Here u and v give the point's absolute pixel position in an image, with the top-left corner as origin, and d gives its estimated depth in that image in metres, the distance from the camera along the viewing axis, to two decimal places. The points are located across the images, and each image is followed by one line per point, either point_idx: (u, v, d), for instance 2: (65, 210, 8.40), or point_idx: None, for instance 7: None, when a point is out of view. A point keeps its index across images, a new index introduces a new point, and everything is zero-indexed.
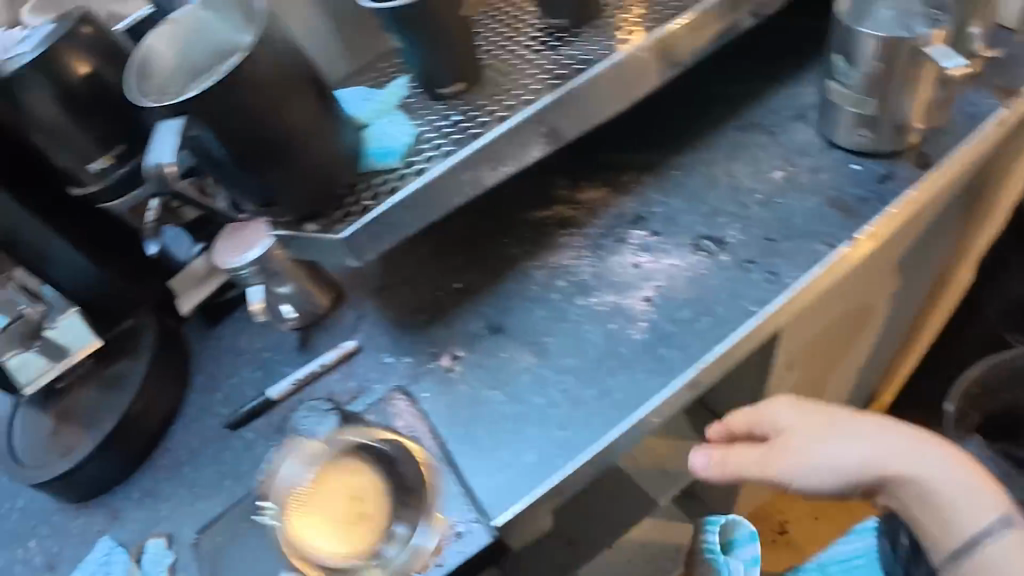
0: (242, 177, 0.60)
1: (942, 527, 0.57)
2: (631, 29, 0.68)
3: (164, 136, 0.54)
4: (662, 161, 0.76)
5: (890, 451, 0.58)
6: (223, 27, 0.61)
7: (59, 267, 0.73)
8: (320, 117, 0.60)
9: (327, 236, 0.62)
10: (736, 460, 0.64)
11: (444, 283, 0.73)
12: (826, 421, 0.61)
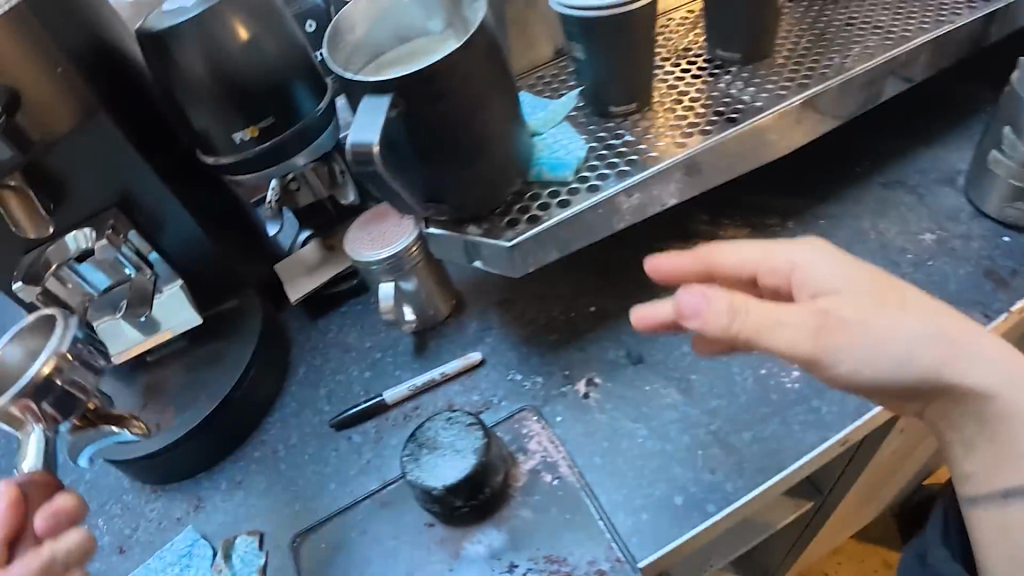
0: (421, 171, 0.56)
1: (1011, 470, 0.47)
2: (799, 79, 0.69)
3: (368, 112, 0.50)
4: (807, 209, 0.74)
5: (984, 371, 0.47)
6: (415, 14, 0.58)
7: (173, 235, 0.71)
8: (508, 117, 0.57)
9: (493, 243, 0.58)
10: (807, 317, 0.45)
11: (578, 305, 0.70)
12: (882, 301, 0.46)
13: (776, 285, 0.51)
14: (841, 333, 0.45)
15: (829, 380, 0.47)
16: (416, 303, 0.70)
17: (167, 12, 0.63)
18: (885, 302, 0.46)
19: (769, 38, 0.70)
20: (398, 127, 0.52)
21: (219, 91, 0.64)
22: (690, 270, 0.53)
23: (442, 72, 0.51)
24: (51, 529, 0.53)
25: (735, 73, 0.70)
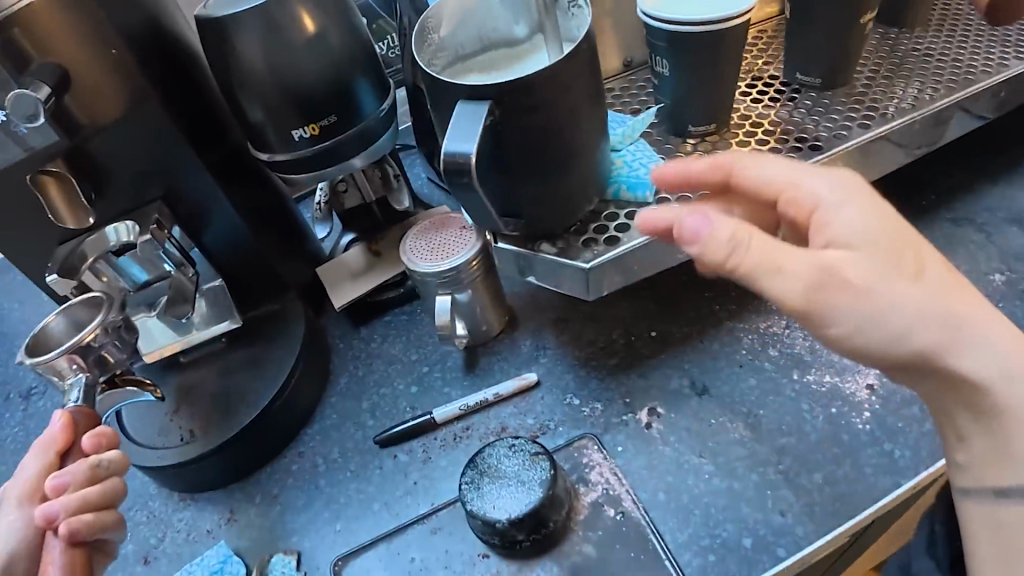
0: (506, 185, 0.53)
1: (1004, 464, 0.41)
2: (878, 108, 0.67)
3: (465, 118, 0.46)
4: None
5: (981, 360, 0.40)
6: (501, 16, 0.55)
7: (217, 232, 0.67)
8: (597, 135, 0.54)
9: (571, 263, 0.56)
10: (788, 259, 0.40)
11: (638, 330, 0.67)
12: (900, 265, 0.40)
13: (797, 218, 0.44)
14: (834, 290, 0.39)
15: (823, 337, 0.42)
16: (470, 318, 0.67)
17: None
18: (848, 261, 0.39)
19: (851, 65, 0.68)
20: (489, 137, 0.50)
21: (282, 85, 0.61)
22: (705, 177, 0.49)
23: (543, 83, 0.48)
24: (95, 447, 0.55)
25: (813, 99, 0.69)
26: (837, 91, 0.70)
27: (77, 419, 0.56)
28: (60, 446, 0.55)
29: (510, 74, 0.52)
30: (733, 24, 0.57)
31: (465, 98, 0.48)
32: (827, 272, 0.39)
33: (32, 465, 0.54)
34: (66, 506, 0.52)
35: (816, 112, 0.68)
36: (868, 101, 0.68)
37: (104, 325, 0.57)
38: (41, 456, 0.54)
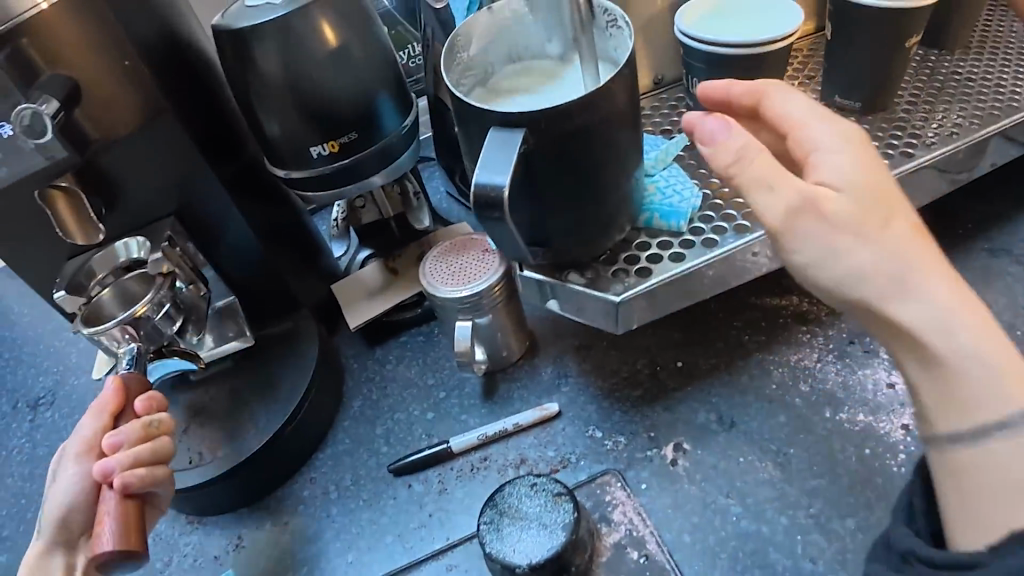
0: (536, 215, 0.51)
1: (954, 414, 0.36)
2: (920, 135, 0.65)
3: (497, 146, 0.44)
4: None
5: (928, 327, 0.36)
6: (534, 35, 0.53)
7: (229, 248, 0.65)
8: (632, 166, 0.52)
9: (600, 295, 0.53)
10: (772, 175, 0.38)
11: (663, 359, 0.65)
12: (875, 210, 0.37)
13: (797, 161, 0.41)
14: (803, 214, 0.37)
15: (785, 264, 0.40)
16: (490, 343, 0.65)
17: (250, 7, 0.57)
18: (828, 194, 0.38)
19: (893, 89, 0.66)
20: (521, 167, 0.47)
21: (301, 100, 0.59)
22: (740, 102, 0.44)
23: (581, 112, 0.46)
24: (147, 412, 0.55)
25: (852, 124, 0.67)
26: (876, 116, 0.67)
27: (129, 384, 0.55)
28: (114, 410, 0.54)
29: (541, 97, 0.50)
30: (778, 46, 0.55)
31: (497, 126, 0.45)
32: (803, 194, 0.37)
33: (87, 428, 0.53)
34: (122, 463, 0.51)
35: None
36: (909, 128, 0.66)
37: (152, 300, 0.57)
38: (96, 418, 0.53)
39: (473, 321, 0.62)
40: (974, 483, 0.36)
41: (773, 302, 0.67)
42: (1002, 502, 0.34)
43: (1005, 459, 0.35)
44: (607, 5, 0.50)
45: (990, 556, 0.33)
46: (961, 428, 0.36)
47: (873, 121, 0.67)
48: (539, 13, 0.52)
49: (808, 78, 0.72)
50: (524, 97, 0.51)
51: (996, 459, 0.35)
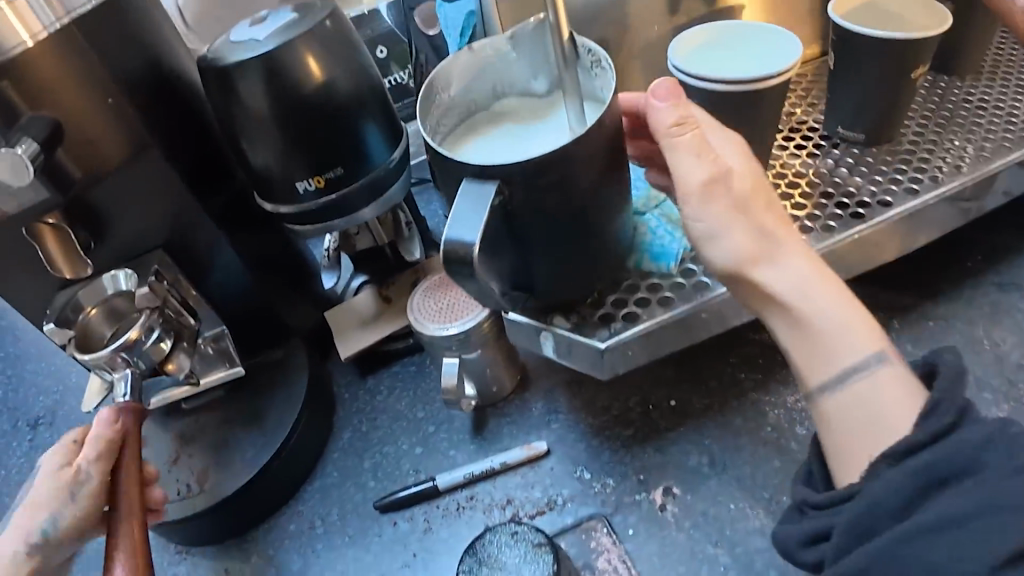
0: (519, 262, 0.49)
1: (821, 364, 0.45)
2: (927, 168, 0.62)
3: (471, 200, 0.43)
4: (910, 305, 0.68)
5: (795, 284, 0.46)
6: (519, 70, 0.51)
7: (219, 280, 0.65)
8: (618, 211, 0.51)
9: (585, 341, 0.52)
10: (701, 150, 0.47)
11: (656, 397, 0.64)
12: (763, 198, 0.48)
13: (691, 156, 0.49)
14: (716, 188, 0.46)
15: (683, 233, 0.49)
16: (479, 378, 0.64)
17: (235, 42, 0.57)
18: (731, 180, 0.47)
19: (898, 120, 0.64)
20: (499, 216, 0.46)
21: (287, 133, 0.58)
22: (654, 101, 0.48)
23: (559, 162, 0.44)
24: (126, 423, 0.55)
25: (855, 157, 0.65)
26: (881, 147, 0.65)
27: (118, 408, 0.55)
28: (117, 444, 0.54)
29: (523, 144, 0.49)
30: (773, 83, 0.53)
31: (471, 177, 0.44)
32: (719, 172, 0.46)
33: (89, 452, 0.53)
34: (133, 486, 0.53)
35: (860, 171, 0.63)
36: (916, 160, 0.63)
37: (144, 325, 0.58)
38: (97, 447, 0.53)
39: (460, 358, 0.61)
40: (839, 419, 0.44)
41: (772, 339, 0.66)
42: (863, 429, 0.42)
43: (865, 394, 0.43)
44: (594, 45, 0.48)
45: (867, 480, 0.39)
46: (829, 374, 0.44)
47: (880, 153, 0.65)
48: (524, 49, 0.50)
49: (809, 106, 0.70)
50: (506, 142, 0.49)
51: (856, 395, 0.43)
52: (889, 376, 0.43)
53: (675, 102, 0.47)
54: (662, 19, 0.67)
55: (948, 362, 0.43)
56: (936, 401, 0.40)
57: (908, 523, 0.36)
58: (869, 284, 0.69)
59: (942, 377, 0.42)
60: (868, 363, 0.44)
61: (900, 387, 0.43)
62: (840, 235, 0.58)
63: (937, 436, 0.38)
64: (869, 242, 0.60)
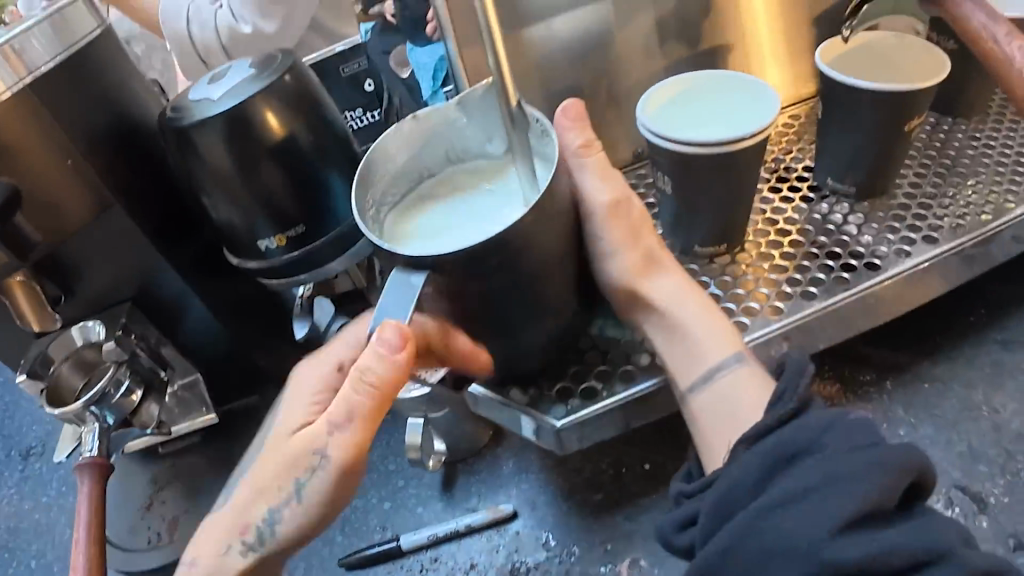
0: (466, 342, 0.48)
1: (688, 365, 0.49)
2: (922, 225, 0.58)
3: (396, 294, 0.42)
4: (905, 364, 0.64)
5: (667, 291, 0.51)
6: (470, 135, 0.51)
7: (193, 333, 0.63)
8: (572, 291, 0.49)
9: (540, 418, 0.51)
10: (604, 174, 0.51)
11: (629, 460, 0.62)
12: (648, 221, 0.53)
13: None
14: (619, 209, 0.50)
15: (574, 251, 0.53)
16: (449, 435, 0.62)
17: (193, 101, 0.56)
18: (629, 205, 0.52)
19: (894, 171, 0.59)
20: (437, 302, 0.44)
21: (246, 191, 0.57)
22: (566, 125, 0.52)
23: (499, 250, 0.42)
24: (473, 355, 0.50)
25: (845, 209, 0.60)
26: (875, 200, 0.61)
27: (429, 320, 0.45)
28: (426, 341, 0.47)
29: (476, 211, 0.49)
30: (746, 145, 0.50)
31: (401, 266, 0.43)
32: (622, 194, 0.51)
33: (375, 368, 0.44)
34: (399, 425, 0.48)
35: (853, 225, 0.59)
36: (910, 215, 0.59)
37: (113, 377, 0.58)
38: (393, 350, 0.43)
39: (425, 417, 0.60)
40: (704, 417, 0.48)
41: None
42: (725, 424, 0.46)
43: (725, 391, 0.47)
44: (536, 114, 0.46)
45: (729, 465, 0.42)
46: (696, 375, 0.49)
47: (877, 205, 0.60)
48: (474, 116, 0.49)
49: (802, 148, 0.66)
50: (452, 212, 0.49)
51: (718, 392, 0.48)
52: (746, 375, 0.48)
53: (583, 126, 0.52)
54: (647, 62, 0.64)
55: (796, 360, 0.45)
56: (782, 389, 0.43)
57: (763, 501, 0.39)
58: (862, 340, 0.66)
59: (788, 371, 0.44)
60: (729, 362, 0.48)
61: (755, 382, 0.47)
62: (828, 301, 0.54)
63: (784, 420, 0.42)
64: (854, 308, 0.55)
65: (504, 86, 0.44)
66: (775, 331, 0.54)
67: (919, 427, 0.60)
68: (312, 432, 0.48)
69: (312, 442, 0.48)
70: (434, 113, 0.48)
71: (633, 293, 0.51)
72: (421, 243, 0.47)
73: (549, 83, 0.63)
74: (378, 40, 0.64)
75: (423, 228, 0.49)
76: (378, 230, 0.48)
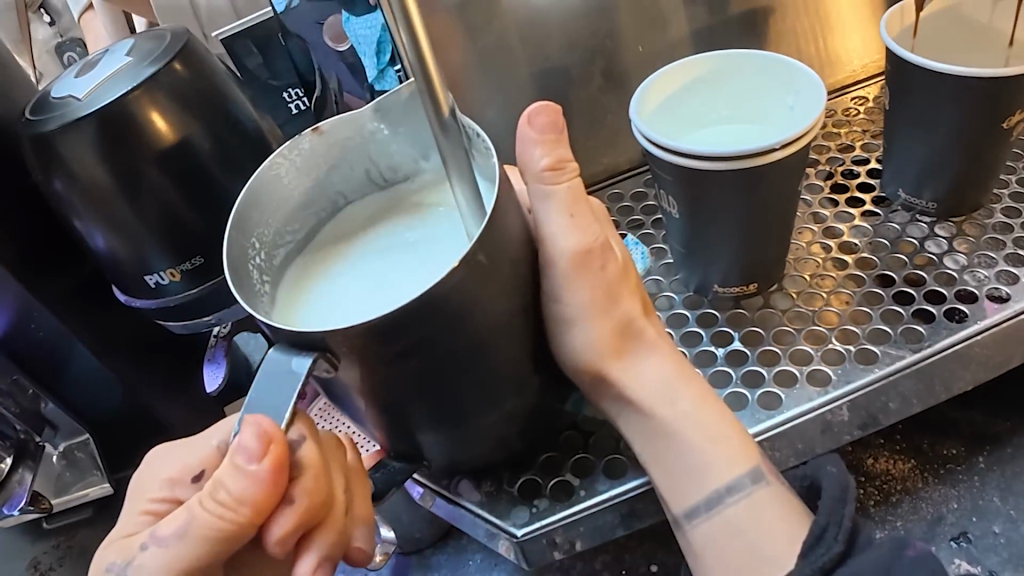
0: (387, 431, 0.35)
1: (686, 486, 0.37)
2: None
3: (273, 384, 0.30)
4: (1004, 435, 0.48)
5: (654, 379, 0.38)
6: (397, 151, 0.39)
7: (77, 383, 0.51)
8: (532, 359, 0.35)
9: (495, 527, 0.39)
10: (574, 207, 0.35)
11: (631, 560, 0.47)
12: (627, 274, 0.38)
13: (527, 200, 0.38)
14: (591, 263, 0.35)
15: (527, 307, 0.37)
16: (397, 523, 0.49)
17: (55, 99, 0.43)
18: (604, 253, 0.36)
19: (987, 182, 0.44)
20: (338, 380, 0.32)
21: (130, 215, 0.44)
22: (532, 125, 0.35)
23: (427, 315, 0.30)
24: (325, 568, 0.34)
25: (921, 232, 0.45)
26: (962, 220, 0.45)
27: (307, 465, 0.32)
28: (341, 509, 0.34)
29: (400, 254, 0.37)
30: (774, 157, 0.37)
31: (283, 344, 0.31)
32: (594, 239, 0.35)
33: (232, 488, 0.31)
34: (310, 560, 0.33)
35: (933, 254, 0.44)
36: (1010, 242, 0.44)
37: None
38: (251, 464, 0.30)
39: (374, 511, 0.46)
40: (707, 555, 0.36)
41: None
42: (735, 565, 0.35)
43: (740, 524, 0.35)
44: (479, 129, 0.34)
45: None
46: (696, 500, 0.36)
47: (964, 224, 0.45)
48: (399, 126, 0.37)
49: (868, 143, 0.50)
50: (367, 255, 0.37)
51: (729, 524, 0.36)
52: (764, 501, 0.36)
53: (555, 138, 0.35)
54: (652, 39, 0.50)
55: (833, 475, 0.35)
56: (821, 524, 0.33)
57: None
58: (948, 401, 0.50)
59: (825, 492, 0.34)
60: (742, 484, 0.36)
61: (779, 516, 0.35)
62: (898, 362, 0.40)
63: (828, 569, 0.31)
64: (931, 373, 0.40)
65: (441, 94, 0.30)
66: (823, 407, 0.39)
67: (1021, 525, 0.44)
68: (130, 542, 0.34)
69: (124, 551, 0.34)
70: (342, 123, 0.36)
71: (605, 379, 0.37)
72: (323, 305, 0.35)
73: (525, 67, 0.49)
74: (309, 8, 0.51)
75: (328, 281, 0.37)
76: (263, 287, 0.36)
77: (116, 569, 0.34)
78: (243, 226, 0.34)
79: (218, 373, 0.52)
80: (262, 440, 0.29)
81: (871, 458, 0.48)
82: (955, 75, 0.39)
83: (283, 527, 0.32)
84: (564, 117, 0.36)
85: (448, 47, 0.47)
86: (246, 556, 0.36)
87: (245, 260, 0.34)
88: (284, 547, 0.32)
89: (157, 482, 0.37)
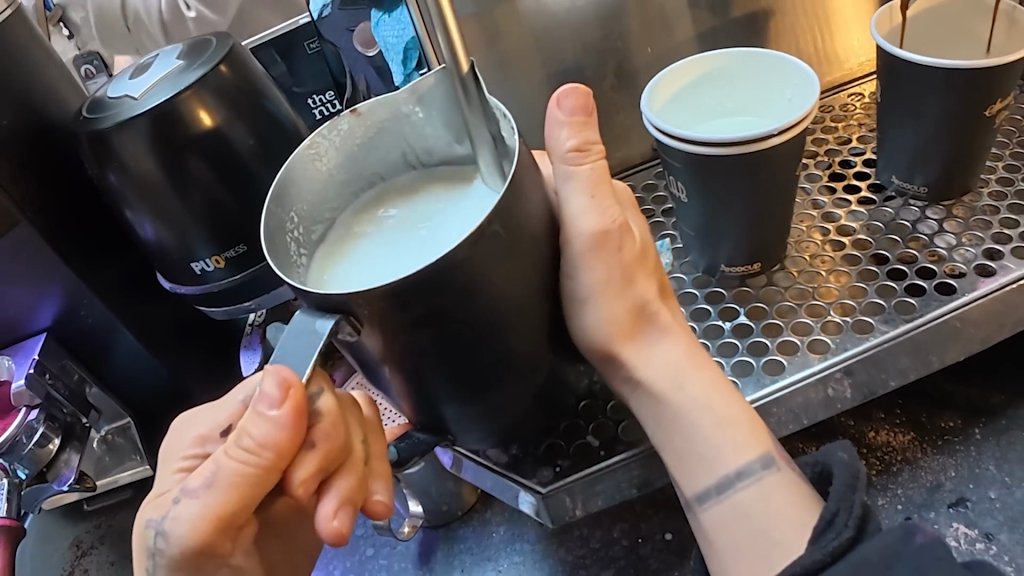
0: (413, 402, 0.37)
1: (695, 465, 0.39)
2: (1012, 236, 0.46)
3: (297, 341, 0.32)
4: (999, 408, 0.50)
5: (665, 361, 0.40)
6: (431, 135, 0.41)
7: (122, 368, 0.55)
8: (551, 335, 0.38)
9: (520, 485, 0.42)
10: (595, 189, 0.38)
11: (647, 528, 0.50)
12: (644, 258, 0.40)
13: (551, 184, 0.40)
14: (607, 244, 0.37)
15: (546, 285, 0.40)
16: (425, 496, 0.52)
17: (111, 98, 0.47)
18: (621, 235, 0.38)
19: (974, 168, 0.47)
20: (363, 346, 0.34)
21: (178, 207, 0.47)
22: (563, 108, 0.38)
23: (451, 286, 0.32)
24: (348, 511, 0.34)
25: (913, 216, 0.49)
26: (952, 204, 0.49)
27: (325, 414, 0.33)
28: (359, 458, 0.36)
29: (423, 228, 0.39)
30: (772, 143, 0.40)
31: (310, 308, 0.32)
32: (613, 222, 0.37)
33: (256, 433, 0.32)
34: (331, 506, 0.34)
35: (924, 234, 0.47)
36: (997, 223, 0.47)
37: (21, 426, 0.49)
38: (272, 410, 0.31)
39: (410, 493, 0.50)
40: (719, 537, 0.38)
41: (805, 451, 0.52)
42: (749, 550, 0.36)
43: (749, 508, 0.37)
44: (504, 109, 0.35)
45: None
46: (706, 485, 0.38)
47: (952, 206, 0.48)
48: (432, 110, 0.40)
49: (864, 136, 0.54)
50: (399, 231, 0.40)
51: (739, 508, 0.37)
52: (775, 485, 0.37)
53: (582, 120, 0.38)
54: (660, 41, 0.53)
55: (843, 462, 0.36)
56: (832, 510, 0.34)
57: None
58: (945, 375, 0.53)
59: (836, 478, 0.35)
60: (752, 469, 0.38)
61: (792, 502, 0.37)
62: (891, 333, 0.43)
63: (837, 554, 0.33)
64: (927, 343, 0.43)
65: (463, 60, 0.34)
66: (822, 372, 0.42)
67: (1016, 490, 0.47)
68: (164, 496, 0.35)
69: (158, 508, 0.34)
70: (378, 105, 0.40)
71: (616, 358, 0.40)
72: (355, 273, 0.38)
73: (542, 67, 0.52)
74: (341, 15, 0.55)
75: (357, 254, 0.39)
76: (298, 260, 0.39)
77: (153, 525, 0.34)
78: (282, 199, 0.38)
79: (253, 358, 0.56)
80: (282, 387, 0.31)
81: (872, 431, 0.51)
82: (940, 68, 0.42)
83: (306, 470, 0.33)
84: (592, 100, 0.38)
85: (470, 51, 0.51)
86: (273, 508, 0.37)
87: (283, 231, 0.38)
88: (306, 489, 0.34)
89: (187, 441, 0.37)
